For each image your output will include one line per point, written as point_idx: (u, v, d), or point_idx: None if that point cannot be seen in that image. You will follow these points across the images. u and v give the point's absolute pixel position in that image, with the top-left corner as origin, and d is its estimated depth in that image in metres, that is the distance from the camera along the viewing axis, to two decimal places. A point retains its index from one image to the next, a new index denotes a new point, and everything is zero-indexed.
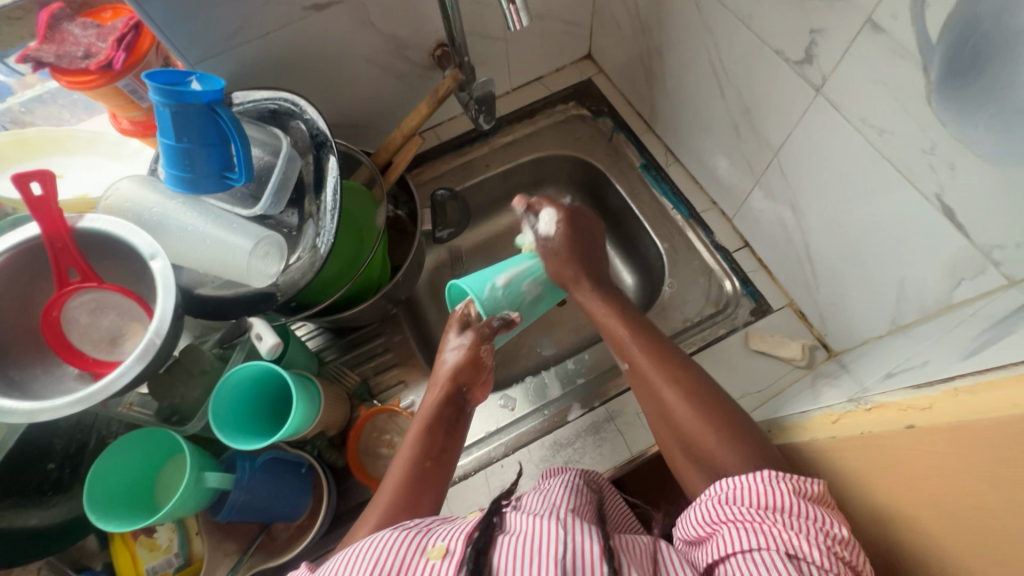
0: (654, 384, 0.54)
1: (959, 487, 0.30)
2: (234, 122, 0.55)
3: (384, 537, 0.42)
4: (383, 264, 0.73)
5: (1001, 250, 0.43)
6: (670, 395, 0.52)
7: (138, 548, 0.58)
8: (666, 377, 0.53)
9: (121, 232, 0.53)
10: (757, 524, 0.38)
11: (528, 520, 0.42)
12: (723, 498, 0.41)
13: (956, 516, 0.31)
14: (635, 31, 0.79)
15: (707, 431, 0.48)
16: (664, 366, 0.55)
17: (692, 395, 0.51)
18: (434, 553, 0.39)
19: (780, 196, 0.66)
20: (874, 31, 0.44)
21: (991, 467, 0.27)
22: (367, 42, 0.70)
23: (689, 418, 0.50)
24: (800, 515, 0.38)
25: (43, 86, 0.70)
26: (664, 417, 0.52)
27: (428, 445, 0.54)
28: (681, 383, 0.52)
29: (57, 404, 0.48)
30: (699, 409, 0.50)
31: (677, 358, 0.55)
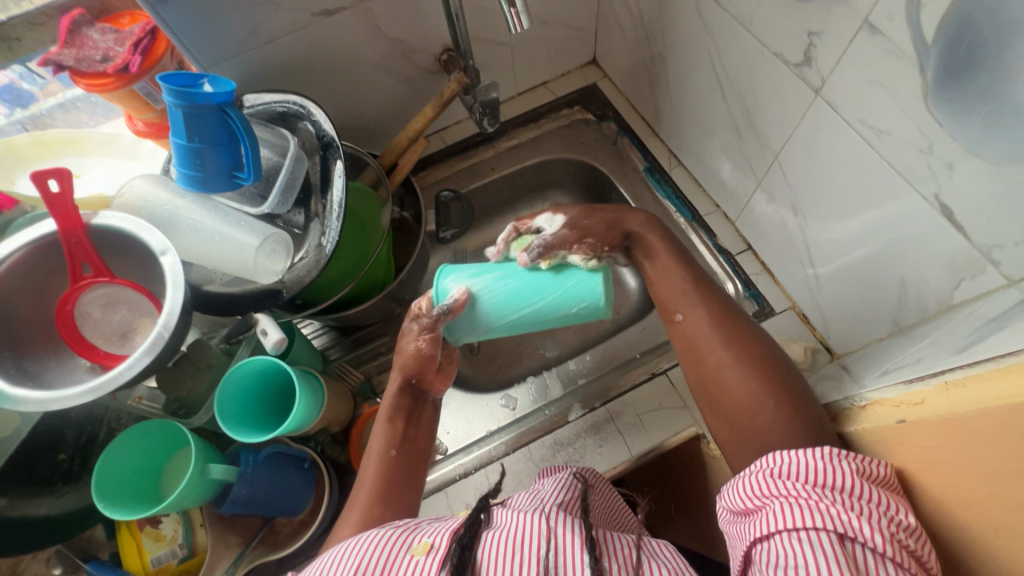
0: (696, 332, 0.52)
1: (951, 484, 0.29)
2: (244, 123, 0.57)
3: (373, 534, 0.43)
4: (387, 263, 0.74)
5: (1000, 250, 0.43)
6: (716, 345, 0.50)
7: (143, 539, 0.58)
8: (711, 326, 0.52)
9: (133, 228, 0.54)
10: (810, 502, 0.35)
11: (512, 516, 0.42)
12: (776, 471, 0.38)
13: (949, 514, 0.31)
14: (638, 35, 0.80)
15: (752, 391, 0.47)
16: (726, 324, 0.51)
17: (751, 360, 0.48)
18: (419, 549, 0.41)
19: (781, 199, 0.66)
20: (870, 33, 0.44)
21: (981, 462, 0.27)
22: (375, 47, 0.72)
23: (724, 363, 0.49)
24: (862, 498, 0.34)
25: (64, 94, 0.72)
26: (697, 356, 0.51)
27: (392, 434, 0.56)
28: (725, 333, 0.51)
29: (68, 394, 0.49)
30: (744, 361, 0.48)
31: (734, 315, 0.52)
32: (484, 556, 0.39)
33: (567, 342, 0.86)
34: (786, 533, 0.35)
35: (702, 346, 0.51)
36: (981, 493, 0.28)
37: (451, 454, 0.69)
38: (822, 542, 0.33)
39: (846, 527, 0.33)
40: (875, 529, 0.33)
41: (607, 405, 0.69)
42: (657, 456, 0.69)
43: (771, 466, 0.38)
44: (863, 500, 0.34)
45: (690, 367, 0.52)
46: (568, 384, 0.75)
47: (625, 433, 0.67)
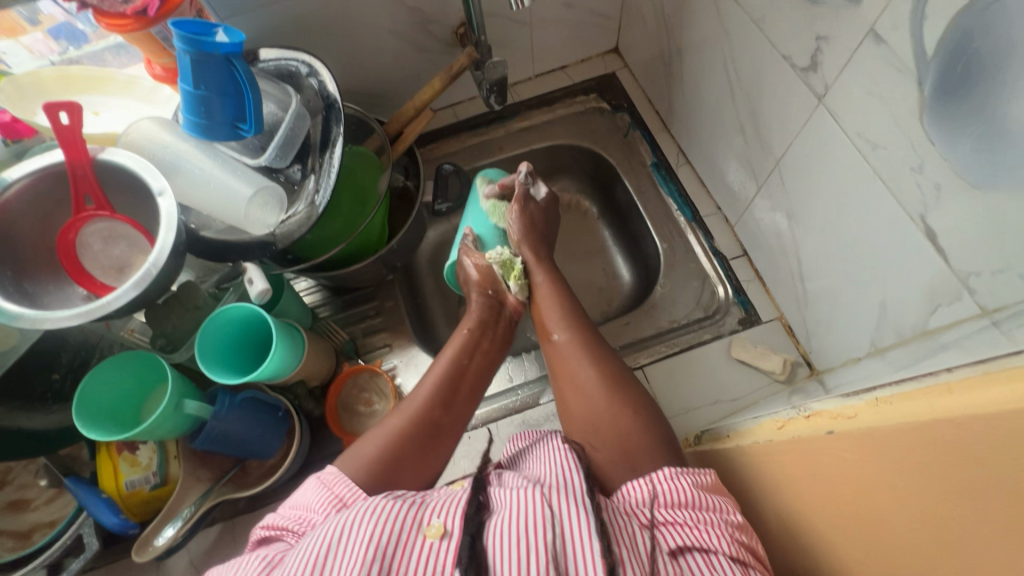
0: (567, 348, 0.61)
1: (869, 499, 0.29)
2: (249, 76, 0.58)
3: (376, 505, 0.43)
4: (382, 229, 0.75)
5: (977, 277, 0.42)
6: (580, 364, 0.58)
7: (121, 462, 0.62)
8: (580, 347, 0.60)
9: (137, 168, 0.57)
10: (681, 524, 0.42)
11: (515, 498, 0.44)
12: (641, 499, 0.45)
13: (862, 527, 0.31)
14: (660, 27, 0.78)
15: (617, 412, 0.54)
16: (587, 334, 0.61)
17: (610, 376, 0.57)
18: (432, 532, 0.42)
19: (779, 206, 0.65)
20: (875, 42, 0.43)
21: (893, 479, 0.27)
22: (392, 14, 0.72)
23: (594, 381, 0.57)
24: (705, 508, 0.43)
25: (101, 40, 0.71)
26: (568, 373, 0.59)
27: (439, 396, 0.58)
28: (590, 350, 0.59)
29: (58, 315, 0.52)
30: (606, 377, 0.57)
31: (585, 327, 0.62)
32: (496, 542, 0.40)
33: None
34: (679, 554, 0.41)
35: (573, 365, 0.59)
36: (891, 509, 0.28)
37: None
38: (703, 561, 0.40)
39: (699, 539, 0.41)
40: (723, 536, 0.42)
41: None
42: None
43: (636, 494, 0.45)
44: (701, 509, 0.43)
45: (568, 386, 0.59)
46: None
47: None
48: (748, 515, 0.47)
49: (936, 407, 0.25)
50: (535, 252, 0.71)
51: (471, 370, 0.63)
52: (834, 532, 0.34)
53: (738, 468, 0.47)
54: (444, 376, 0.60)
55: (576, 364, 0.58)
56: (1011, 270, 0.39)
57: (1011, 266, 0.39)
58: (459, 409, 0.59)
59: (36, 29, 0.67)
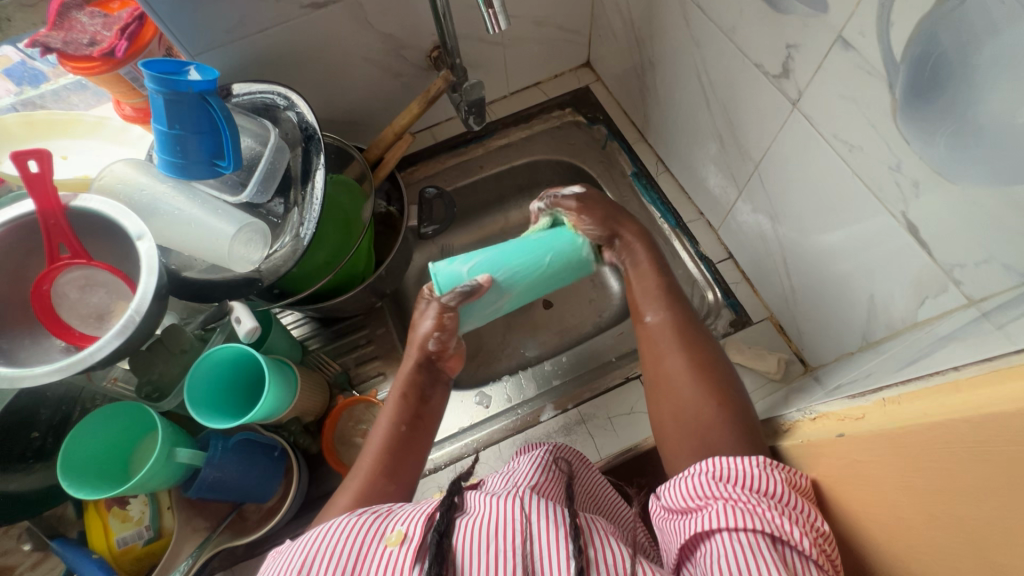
0: (655, 338, 0.55)
1: (885, 500, 0.30)
2: (225, 112, 0.57)
3: (341, 523, 0.44)
4: (368, 256, 0.74)
5: (961, 269, 0.43)
6: (671, 351, 0.54)
7: (111, 518, 0.59)
8: (671, 334, 0.54)
9: (113, 213, 0.55)
10: (748, 506, 0.36)
11: (487, 501, 0.43)
12: (716, 475, 0.39)
13: (877, 527, 0.31)
14: (629, 41, 0.80)
15: (699, 398, 0.50)
16: (689, 326, 0.55)
17: (701, 366, 0.52)
18: (393, 539, 0.41)
19: (761, 209, 0.66)
20: (844, 48, 0.44)
21: (907, 479, 0.28)
22: (365, 42, 0.72)
23: (683, 371, 0.52)
24: (790, 504, 0.36)
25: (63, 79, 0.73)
26: (654, 362, 0.54)
27: (403, 412, 0.57)
28: (681, 338, 0.54)
29: (37, 372, 0.50)
30: (695, 367, 0.52)
31: (680, 305, 0.57)
32: (462, 541, 0.39)
33: (548, 343, 0.86)
34: (726, 532, 0.36)
35: (661, 356, 0.54)
36: (906, 510, 0.28)
37: None
38: (760, 546, 0.34)
39: (777, 529, 0.35)
40: (803, 532, 0.35)
41: (579, 407, 0.69)
42: (627, 460, 0.69)
43: (708, 471, 0.39)
44: (794, 508, 0.36)
45: (650, 372, 0.54)
46: (542, 384, 0.75)
47: (595, 435, 0.67)
48: None
49: (948, 406, 0.25)
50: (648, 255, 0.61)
51: (413, 438, 0.56)
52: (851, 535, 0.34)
53: None
54: (405, 387, 0.58)
55: (664, 352, 0.54)
56: (994, 261, 0.40)
57: (994, 257, 0.40)
58: (427, 421, 0.57)
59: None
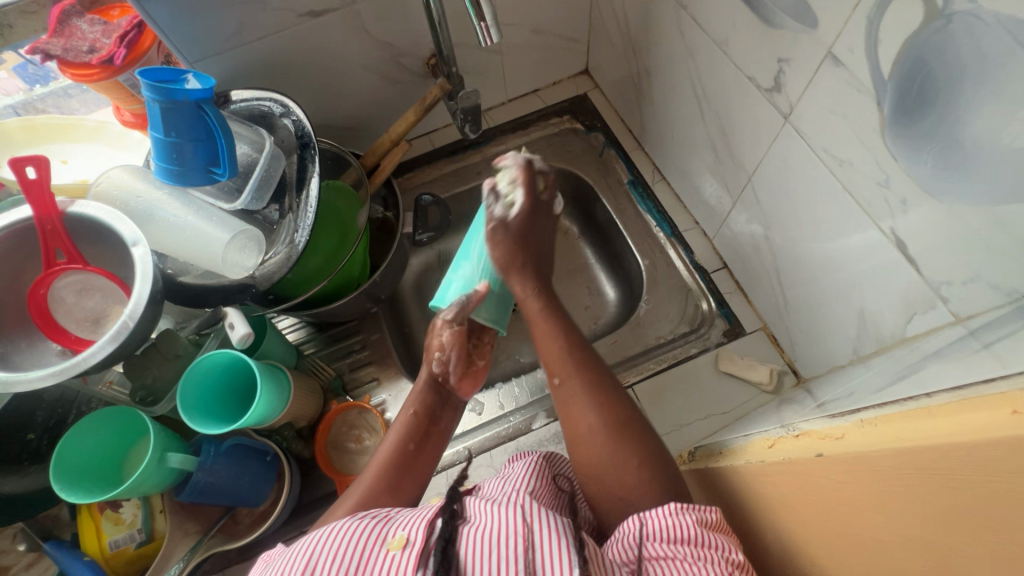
0: (571, 391, 0.53)
1: (860, 522, 0.30)
2: (221, 120, 0.58)
3: (342, 526, 0.43)
4: (363, 262, 0.75)
5: (949, 286, 0.43)
6: (584, 411, 0.52)
7: (103, 522, 0.60)
8: (585, 392, 0.52)
9: (108, 219, 0.56)
10: (675, 561, 0.40)
11: (489, 511, 0.44)
12: (646, 533, 0.43)
13: (855, 549, 0.31)
14: (627, 50, 0.80)
15: (619, 459, 0.49)
16: (598, 380, 0.53)
17: (614, 421, 0.51)
18: (394, 544, 0.41)
19: (755, 220, 0.66)
20: (833, 64, 0.44)
21: (883, 503, 0.28)
22: (363, 50, 0.73)
23: (597, 429, 0.51)
24: (706, 545, 0.41)
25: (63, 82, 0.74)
26: (571, 423, 0.52)
27: (412, 429, 0.57)
28: (596, 395, 0.52)
29: (32, 376, 0.51)
30: (613, 429, 0.51)
31: (586, 358, 0.54)
32: (467, 550, 0.40)
33: None
34: None
35: (577, 415, 0.52)
36: (881, 530, 0.28)
37: None
38: None
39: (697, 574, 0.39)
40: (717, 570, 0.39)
41: None
42: None
43: (635, 526, 0.44)
44: (707, 547, 0.41)
45: (568, 434, 0.53)
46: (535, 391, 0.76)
47: None
48: (746, 535, 0.47)
49: (921, 431, 0.25)
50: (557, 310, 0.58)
51: (418, 457, 0.56)
52: (829, 552, 0.34)
53: (733, 488, 0.47)
54: (414, 405, 0.58)
55: (578, 408, 0.52)
56: (980, 280, 0.40)
57: (979, 276, 0.40)
58: (436, 439, 0.58)
59: (0, 67, 0.70)
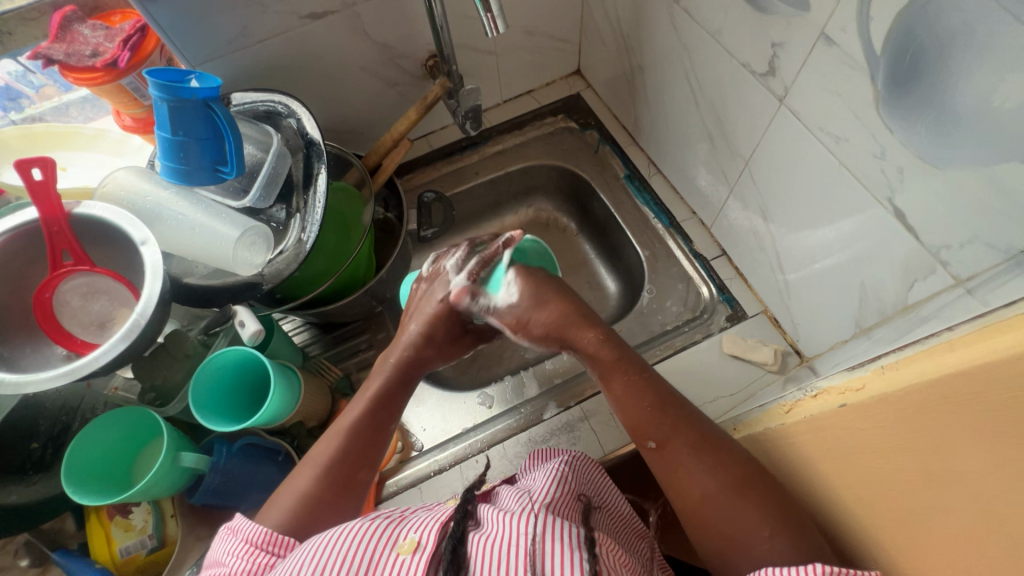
0: (677, 455, 0.48)
1: (892, 467, 0.31)
2: (228, 118, 0.58)
3: (354, 526, 0.43)
4: (368, 261, 0.75)
5: (948, 250, 0.45)
6: (697, 472, 0.47)
7: (114, 529, 0.58)
8: (690, 450, 0.48)
9: (116, 219, 0.55)
10: None
11: (499, 516, 0.43)
12: None
13: (889, 497, 0.32)
14: (619, 47, 0.82)
15: (748, 533, 0.44)
16: (709, 443, 0.48)
17: (731, 480, 0.46)
18: (405, 547, 0.41)
19: (752, 205, 0.68)
20: (826, 44, 0.46)
21: (913, 441, 0.29)
22: (363, 52, 0.74)
23: (717, 497, 0.46)
24: None
25: (60, 98, 0.75)
26: (680, 488, 0.48)
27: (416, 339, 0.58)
28: (709, 452, 0.47)
29: (42, 377, 0.50)
30: (731, 489, 0.45)
31: (682, 416, 0.49)
32: (477, 554, 0.40)
33: None
34: None
35: (688, 478, 0.47)
36: (911, 472, 0.30)
37: (426, 451, 0.69)
38: None
39: None
40: None
41: (581, 404, 0.70)
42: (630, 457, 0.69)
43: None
44: None
45: (678, 496, 0.48)
46: (544, 383, 0.76)
47: (599, 431, 0.68)
48: None
49: (940, 364, 0.27)
50: (652, 396, 0.50)
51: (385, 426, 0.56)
52: (863, 501, 0.35)
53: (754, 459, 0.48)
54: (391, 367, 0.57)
55: (688, 472, 0.47)
56: (978, 240, 0.42)
57: (978, 236, 0.42)
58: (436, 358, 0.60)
59: None
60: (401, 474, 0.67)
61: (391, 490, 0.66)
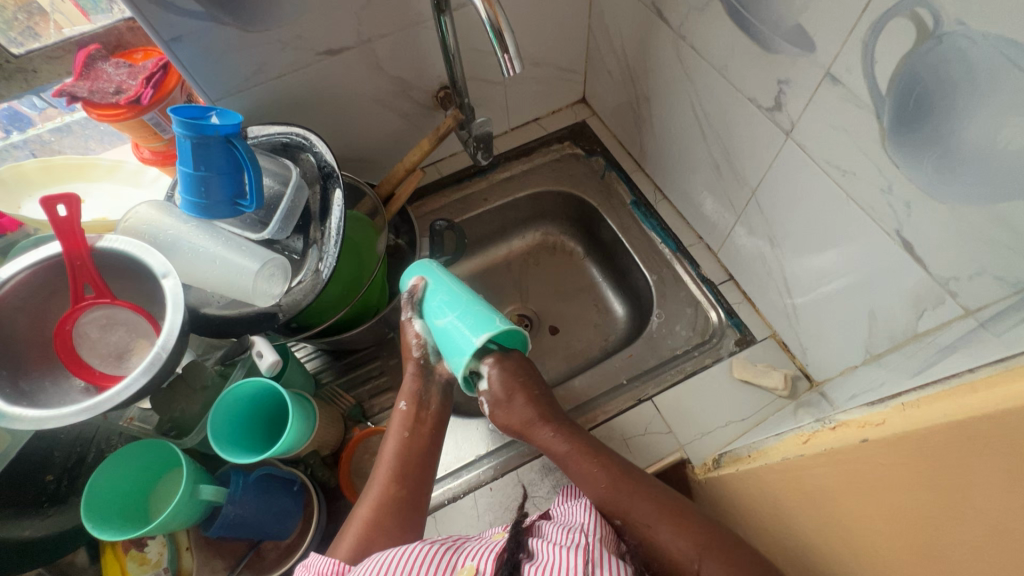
0: (614, 489, 0.55)
1: (915, 501, 0.32)
2: (249, 154, 0.60)
3: (413, 550, 0.44)
4: (381, 290, 0.76)
5: (956, 282, 0.46)
6: (636, 503, 0.54)
7: (129, 562, 0.58)
8: (622, 483, 0.55)
9: (137, 252, 0.56)
10: None
11: (553, 549, 0.43)
12: None
13: (908, 533, 0.33)
14: (624, 78, 0.85)
15: (683, 550, 0.50)
16: (634, 477, 0.56)
17: (666, 512, 0.52)
18: (464, 573, 0.42)
19: (759, 232, 0.70)
20: (832, 83, 0.48)
21: (940, 477, 0.30)
22: (376, 85, 0.76)
23: (655, 523, 0.52)
24: None
25: (62, 119, 0.75)
26: (628, 525, 0.53)
27: (405, 419, 0.61)
28: (638, 489, 0.54)
29: (64, 413, 0.50)
30: (666, 515, 0.52)
31: (608, 455, 0.58)
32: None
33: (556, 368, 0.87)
34: None
35: (628, 506, 0.53)
36: (937, 508, 0.30)
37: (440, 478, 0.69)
38: None
39: None
40: None
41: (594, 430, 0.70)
42: None
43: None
44: None
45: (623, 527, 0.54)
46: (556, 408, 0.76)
47: None
48: (785, 534, 0.48)
49: (966, 403, 0.29)
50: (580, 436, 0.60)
51: (416, 442, 0.60)
52: (877, 537, 0.36)
53: (770, 488, 0.49)
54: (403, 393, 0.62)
55: (625, 503, 0.54)
56: (985, 274, 0.43)
57: (985, 269, 0.43)
58: (429, 424, 0.62)
59: None
60: None
61: None
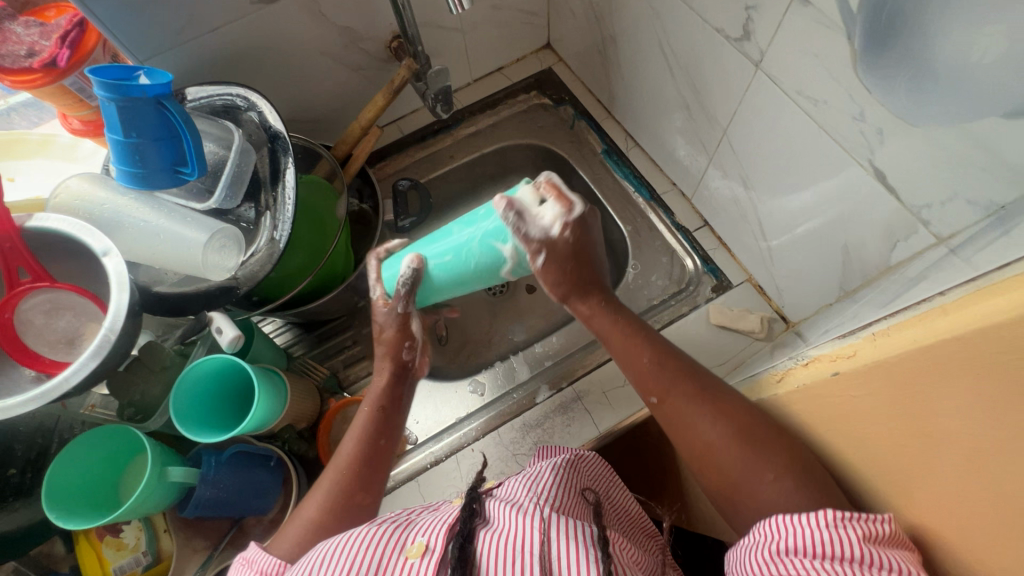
0: (678, 405, 0.48)
1: (904, 433, 0.31)
2: (185, 116, 0.55)
3: (360, 533, 0.42)
4: (347, 255, 0.73)
5: (929, 210, 0.45)
6: (700, 421, 0.46)
7: (104, 548, 0.56)
8: (689, 399, 0.48)
9: (73, 230, 0.52)
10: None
11: (509, 515, 0.43)
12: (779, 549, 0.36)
13: (904, 467, 0.33)
14: (589, 19, 0.80)
15: (751, 473, 0.43)
16: (706, 394, 0.47)
17: (745, 431, 0.44)
18: (413, 551, 0.40)
19: (732, 173, 0.67)
20: (802, 4, 0.45)
21: (919, 407, 0.30)
22: (323, 36, 0.70)
23: (722, 443, 0.44)
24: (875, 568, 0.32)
25: (6, 101, 0.71)
26: (686, 436, 0.47)
27: (377, 424, 0.56)
28: (712, 405, 0.46)
29: (11, 403, 0.47)
30: (732, 436, 0.44)
31: (685, 372, 0.49)
32: (486, 550, 0.40)
33: (534, 327, 0.86)
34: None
35: (693, 427, 0.46)
36: (929, 442, 0.30)
37: (421, 443, 0.69)
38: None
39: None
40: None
41: (573, 385, 0.70)
42: (625, 433, 0.69)
43: (773, 526, 0.37)
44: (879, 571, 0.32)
45: (686, 447, 0.47)
46: (534, 366, 0.75)
47: (592, 411, 0.67)
48: None
49: (937, 328, 0.28)
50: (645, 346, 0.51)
51: (386, 448, 0.56)
52: (875, 469, 0.36)
53: None
54: (381, 400, 0.57)
55: (688, 421, 0.47)
56: (959, 198, 0.42)
57: (958, 194, 0.42)
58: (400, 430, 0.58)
59: None
60: (398, 468, 0.67)
61: (389, 485, 0.65)
